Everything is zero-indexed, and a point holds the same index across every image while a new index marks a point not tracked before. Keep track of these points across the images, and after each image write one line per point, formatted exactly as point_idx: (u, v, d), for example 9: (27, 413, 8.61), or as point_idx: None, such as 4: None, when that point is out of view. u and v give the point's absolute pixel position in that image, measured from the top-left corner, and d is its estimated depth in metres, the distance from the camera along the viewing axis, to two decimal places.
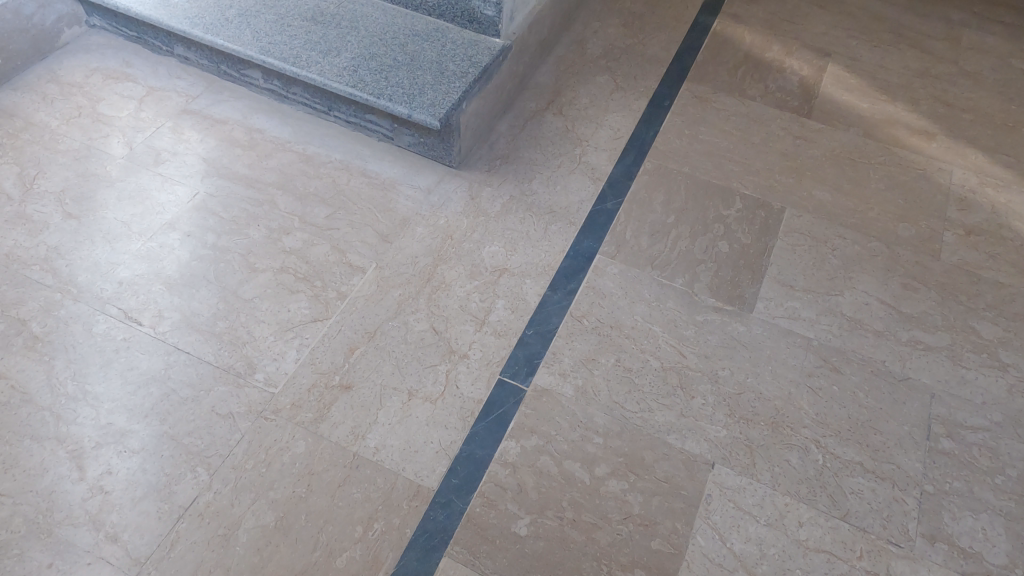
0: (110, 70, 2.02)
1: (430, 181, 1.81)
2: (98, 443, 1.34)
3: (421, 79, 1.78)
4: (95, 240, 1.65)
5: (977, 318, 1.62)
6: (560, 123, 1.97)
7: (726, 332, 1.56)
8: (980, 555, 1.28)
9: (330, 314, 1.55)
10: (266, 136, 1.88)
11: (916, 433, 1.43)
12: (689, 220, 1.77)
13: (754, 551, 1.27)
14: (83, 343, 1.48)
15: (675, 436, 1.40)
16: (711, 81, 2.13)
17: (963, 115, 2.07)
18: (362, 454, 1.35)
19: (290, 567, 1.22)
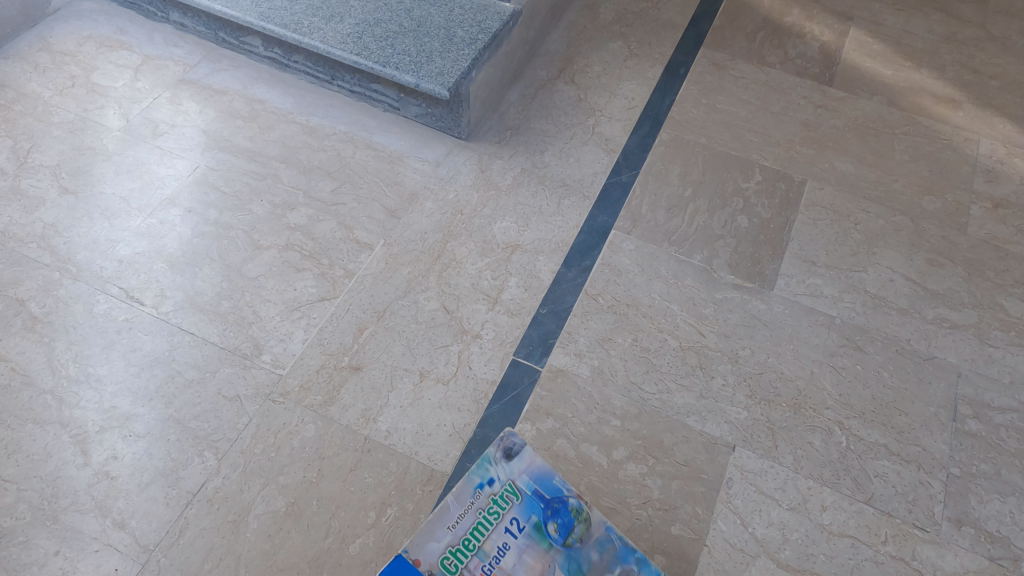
0: (104, 38, 1.94)
1: (438, 154, 1.74)
2: (102, 428, 1.31)
3: (428, 46, 1.71)
4: (93, 216, 1.59)
5: (1005, 295, 1.56)
6: (572, 92, 1.90)
7: (746, 310, 1.51)
8: (1007, 539, 1.25)
9: (338, 293, 1.50)
10: (268, 106, 1.81)
11: (942, 414, 1.39)
12: (707, 193, 1.71)
13: (776, 536, 1.24)
14: (85, 324, 1.43)
15: (694, 418, 1.37)
16: (729, 48, 2.04)
17: (991, 82, 1.98)
18: (373, 438, 1.32)
19: (302, 554, 1.19)
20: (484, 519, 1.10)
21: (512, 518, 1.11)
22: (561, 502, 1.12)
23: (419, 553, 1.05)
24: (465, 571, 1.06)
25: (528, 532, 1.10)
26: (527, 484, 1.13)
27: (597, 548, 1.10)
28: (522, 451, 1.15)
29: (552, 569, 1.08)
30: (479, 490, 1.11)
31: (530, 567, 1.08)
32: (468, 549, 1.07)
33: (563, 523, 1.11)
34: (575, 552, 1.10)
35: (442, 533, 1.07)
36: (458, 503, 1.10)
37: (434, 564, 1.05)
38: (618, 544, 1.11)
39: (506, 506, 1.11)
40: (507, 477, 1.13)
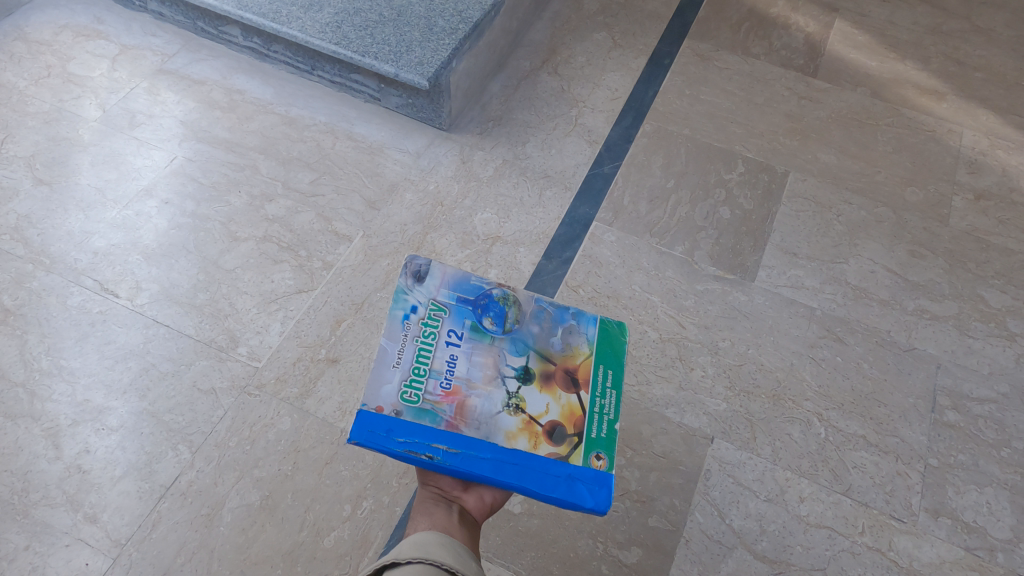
0: (81, 27, 1.92)
1: (419, 145, 1.73)
2: (74, 421, 1.29)
3: (408, 36, 1.70)
4: (68, 208, 1.57)
5: (985, 286, 1.56)
6: (555, 82, 1.88)
7: (726, 302, 1.51)
8: (983, 529, 1.25)
9: (316, 285, 1.48)
10: (247, 97, 1.79)
11: (921, 405, 1.39)
12: (690, 184, 1.70)
13: (753, 527, 1.24)
14: (58, 317, 1.41)
15: (673, 410, 1.36)
16: (714, 39, 2.03)
17: (975, 74, 1.98)
18: (350, 431, 1.31)
19: (276, 547, 1.18)
20: (424, 344, 0.93)
21: (448, 331, 0.95)
22: (486, 297, 0.98)
23: (378, 399, 0.88)
24: (428, 398, 0.89)
25: (468, 336, 0.95)
26: (449, 296, 0.97)
27: (534, 320, 0.98)
28: (431, 270, 0.99)
29: (503, 357, 0.94)
30: (407, 320, 0.94)
31: (484, 366, 0.93)
32: (421, 374, 0.91)
33: (496, 314, 0.97)
34: (517, 333, 0.96)
35: (390, 373, 0.90)
36: (392, 341, 0.93)
37: (397, 403, 0.88)
38: (552, 309, 0.99)
39: (438, 324, 0.95)
40: (428, 299, 0.96)
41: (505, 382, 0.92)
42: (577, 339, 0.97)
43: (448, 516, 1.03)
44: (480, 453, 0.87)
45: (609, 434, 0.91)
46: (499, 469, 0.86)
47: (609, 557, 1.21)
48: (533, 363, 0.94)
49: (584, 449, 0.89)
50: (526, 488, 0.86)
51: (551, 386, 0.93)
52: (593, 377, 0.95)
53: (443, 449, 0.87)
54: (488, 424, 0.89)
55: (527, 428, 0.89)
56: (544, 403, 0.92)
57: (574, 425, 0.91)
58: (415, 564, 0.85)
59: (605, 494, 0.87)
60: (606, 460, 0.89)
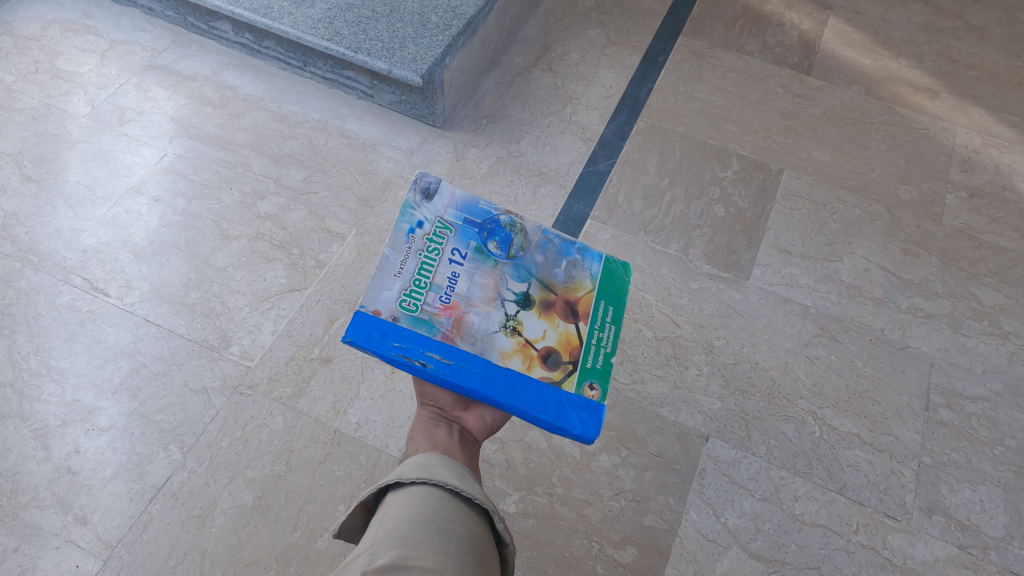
0: (69, 21, 1.89)
1: (413, 142, 1.72)
2: (64, 422, 1.28)
3: (402, 32, 1.68)
4: (57, 205, 1.55)
5: (979, 284, 1.57)
6: (549, 79, 1.87)
7: (721, 300, 1.51)
8: (976, 527, 1.26)
9: (308, 284, 1.47)
10: (238, 93, 1.77)
11: (915, 403, 1.39)
12: (684, 182, 1.70)
13: (748, 526, 1.24)
14: (46, 316, 1.40)
15: (668, 409, 1.36)
16: (708, 36, 2.03)
17: (968, 72, 1.98)
18: (343, 430, 1.30)
19: (269, 548, 1.17)
20: (427, 259, 0.94)
21: (452, 250, 0.95)
22: (493, 223, 0.98)
23: (377, 303, 0.90)
24: (426, 309, 0.91)
25: (472, 257, 0.96)
26: (456, 216, 0.97)
27: (539, 251, 0.98)
28: (440, 189, 0.98)
29: (504, 281, 0.95)
30: (412, 234, 0.94)
31: (485, 287, 0.94)
32: (422, 288, 0.92)
33: (502, 240, 0.97)
34: (521, 261, 0.97)
35: (390, 281, 0.91)
36: (395, 252, 0.93)
37: (395, 309, 0.90)
38: (558, 241, 0.99)
39: (443, 242, 0.95)
40: (434, 216, 0.96)
41: (503, 304, 0.93)
42: (582, 273, 0.97)
43: (448, 434, 0.98)
44: (472, 366, 0.88)
45: (605, 365, 0.92)
46: (490, 385, 0.87)
47: (605, 556, 1.21)
48: (534, 290, 0.95)
49: (578, 378, 0.90)
50: (517, 407, 0.87)
51: (550, 314, 0.94)
52: (594, 311, 0.95)
53: (436, 358, 0.88)
54: (483, 341, 0.90)
55: (522, 350, 0.91)
56: (540, 329, 0.92)
57: (570, 353, 0.92)
58: (419, 486, 0.80)
59: (595, 422, 0.88)
60: (599, 391, 0.90)
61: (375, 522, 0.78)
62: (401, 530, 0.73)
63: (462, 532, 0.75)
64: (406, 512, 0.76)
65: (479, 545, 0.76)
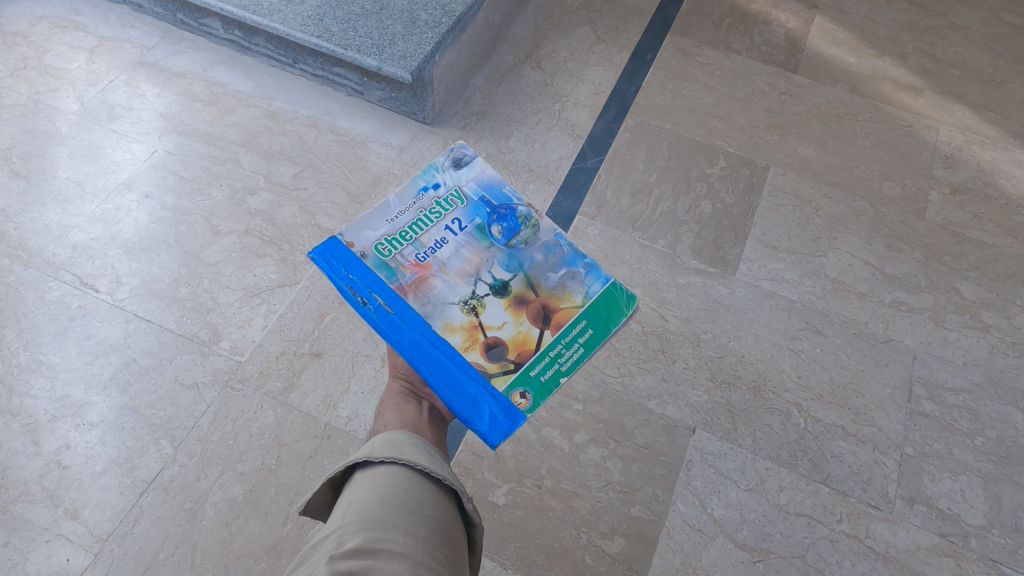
0: (57, 18, 1.89)
1: (402, 139, 1.72)
2: (54, 417, 1.28)
3: (391, 29, 1.69)
4: (45, 201, 1.55)
5: (960, 278, 1.59)
6: (538, 76, 1.88)
7: (708, 295, 1.52)
8: (957, 516, 1.28)
9: (299, 279, 1.48)
10: (228, 90, 1.77)
11: (898, 395, 1.41)
12: (672, 178, 1.72)
13: (734, 516, 1.26)
14: (36, 311, 1.40)
15: (655, 402, 1.37)
16: (696, 34, 2.04)
17: (951, 70, 2.01)
18: (334, 424, 1.31)
19: (260, 541, 1.18)
20: (425, 217, 1.11)
21: (454, 218, 1.11)
22: (507, 210, 1.12)
23: (355, 237, 1.08)
24: (398, 258, 1.06)
25: (469, 231, 1.10)
26: (473, 192, 1.14)
27: (541, 250, 1.08)
28: (471, 167, 1.16)
29: (490, 263, 1.06)
30: (424, 193, 1.13)
31: (467, 260, 1.06)
32: (404, 238, 1.08)
33: (507, 227, 1.11)
34: (517, 252, 1.08)
35: (380, 225, 1.09)
36: (401, 203, 1.12)
37: (368, 247, 1.07)
38: (565, 249, 1.08)
39: (448, 209, 1.12)
40: (454, 184, 1.15)
41: (476, 283, 1.05)
42: (575, 286, 1.05)
43: (417, 411, 1.02)
44: (410, 321, 1.01)
45: (550, 381, 0.99)
46: (416, 347, 0.99)
47: (592, 547, 1.22)
48: (514, 283, 1.05)
49: (512, 381, 0.98)
50: (430, 379, 0.98)
51: (518, 310, 1.03)
52: (569, 326, 1.02)
53: (380, 301, 1.02)
54: (433, 305, 1.02)
55: (469, 330, 1.00)
56: (501, 319, 1.01)
57: (517, 353, 0.99)
58: (388, 466, 0.82)
59: (503, 426, 0.95)
60: (529, 401, 0.97)
61: (345, 501, 0.79)
62: (368, 512, 0.75)
63: (430, 513, 0.78)
64: (375, 493, 0.78)
65: (447, 525, 0.79)
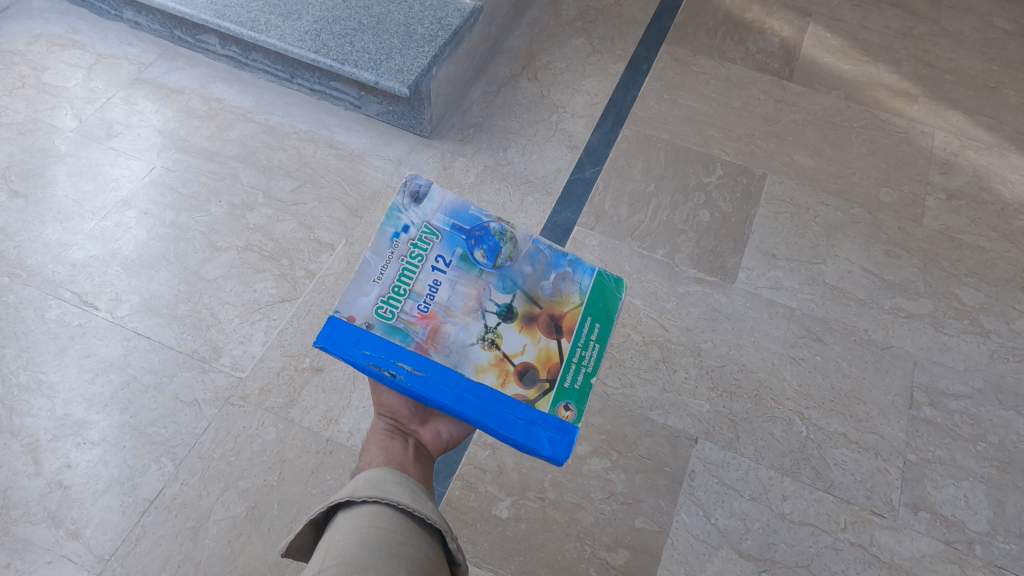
0: (55, 36, 1.89)
1: (400, 152, 1.73)
2: (55, 436, 1.28)
3: (388, 43, 1.70)
4: (45, 220, 1.55)
5: (958, 283, 1.60)
6: (535, 88, 1.89)
7: (708, 303, 1.53)
8: (961, 523, 1.28)
9: (299, 294, 1.48)
10: (226, 105, 1.78)
11: (899, 402, 1.41)
12: (670, 187, 1.72)
13: (738, 526, 1.26)
14: (36, 330, 1.40)
15: (657, 412, 1.37)
16: (691, 44, 2.06)
17: (945, 76, 2.02)
18: (336, 440, 1.31)
19: (263, 559, 1.18)
20: (408, 266, 0.89)
21: (436, 256, 0.90)
22: (483, 229, 0.92)
23: (351, 309, 0.87)
24: (402, 317, 0.87)
25: (456, 265, 0.90)
26: (443, 222, 0.91)
27: (528, 261, 0.92)
28: (431, 192, 0.92)
29: (488, 292, 0.90)
30: (396, 238, 0.90)
31: (467, 297, 0.90)
32: (400, 295, 0.88)
33: (490, 249, 0.92)
34: (507, 270, 0.91)
35: (367, 287, 0.88)
36: (376, 256, 0.89)
37: (370, 316, 0.87)
38: (551, 252, 0.92)
39: (427, 248, 0.90)
40: (421, 221, 0.91)
41: (484, 316, 0.89)
42: (570, 287, 0.91)
43: (403, 448, 0.96)
44: (444, 379, 0.86)
45: (584, 387, 0.89)
46: (460, 400, 0.85)
47: (596, 560, 1.22)
48: (517, 304, 0.89)
49: (553, 397, 0.87)
50: (485, 423, 0.85)
51: (532, 329, 0.89)
52: (580, 327, 0.91)
53: (406, 368, 0.85)
54: (458, 354, 0.87)
55: (498, 365, 0.87)
56: (520, 344, 0.88)
57: (548, 370, 0.88)
58: (371, 505, 0.77)
59: (566, 444, 0.85)
60: (574, 412, 0.87)
61: (325, 544, 0.73)
62: (350, 554, 0.69)
63: (413, 554, 0.72)
64: (357, 535, 0.72)
65: (431, 568, 0.73)
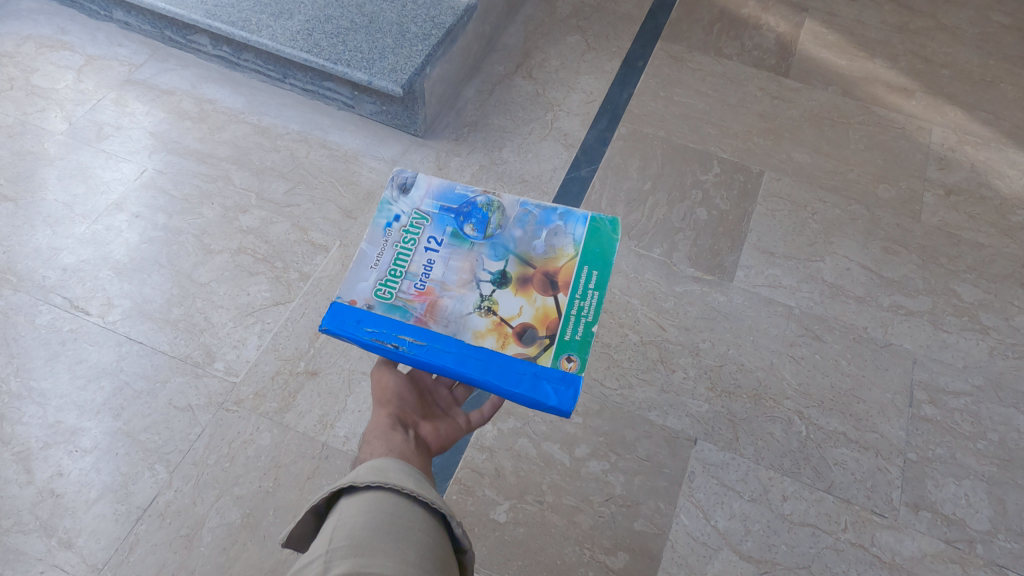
0: (44, 38, 1.87)
1: (394, 152, 1.71)
2: (46, 444, 1.26)
3: (381, 42, 1.68)
4: (35, 224, 1.53)
5: (957, 280, 1.59)
6: (530, 86, 1.88)
7: (706, 303, 1.52)
8: (962, 522, 1.27)
9: (293, 297, 1.46)
10: (218, 106, 1.76)
11: (899, 400, 1.40)
12: (667, 186, 1.71)
13: (738, 528, 1.25)
14: (27, 337, 1.38)
15: (656, 413, 1.36)
16: (686, 40, 2.04)
17: (942, 71, 2.01)
18: (332, 444, 1.29)
19: (259, 566, 1.17)
20: (403, 249, 0.95)
21: (429, 237, 0.96)
22: (469, 206, 0.98)
23: (352, 294, 0.91)
24: (401, 296, 0.91)
25: (448, 243, 0.96)
26: (432, 207, 0.99)
27: (517, 227, 0.96)
28: (417, 182, 1.00)
29: (481, 262, 0.94)
30: (388, 227, 0.97)
31: (461, 269, 0.94)
32: (397, 276, 0.93)
33: (478, 223, 0.97)
34: (498, 239, 0.96)
35: (366, 273, 0.93)
36: (372, 245, 0.96)
37: (370, 298, 0.91)
38: (537, 212, 0.97)
39: (419, 231, 0.96)
40: (411, 209, 0.98)
41: (480, 285, 0.92)
42: (562, 242, 0.95)
43: (404, 439, 0.94)
44: (446, 345, 0.88)
45: (586, 336, 0.89)
46: (462, 362, 0.86)
47: (596, 563, 1.21)
48: (511, 268, 0.93)
49: (555, 351, 0.87)
50: (488, 382, 0.85)
51: (528, 289, 0.92)
52: (576, 280, 0.92)
53: (408, 340, 0.88)
54: (457, 321, 0.89)
55: (498, 329, 0.89)
56: (518, 305, 0.90)
57: (547, 327, 0.89)
58: (374, 491, 0.75)
59: (571, 395, 0.85)
60: (578, 362, 0.87)
61: (328, 531, 0.72)
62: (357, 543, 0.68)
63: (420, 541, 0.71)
64: (363, 522, 0.70)
65: (438, 554, 0.72)
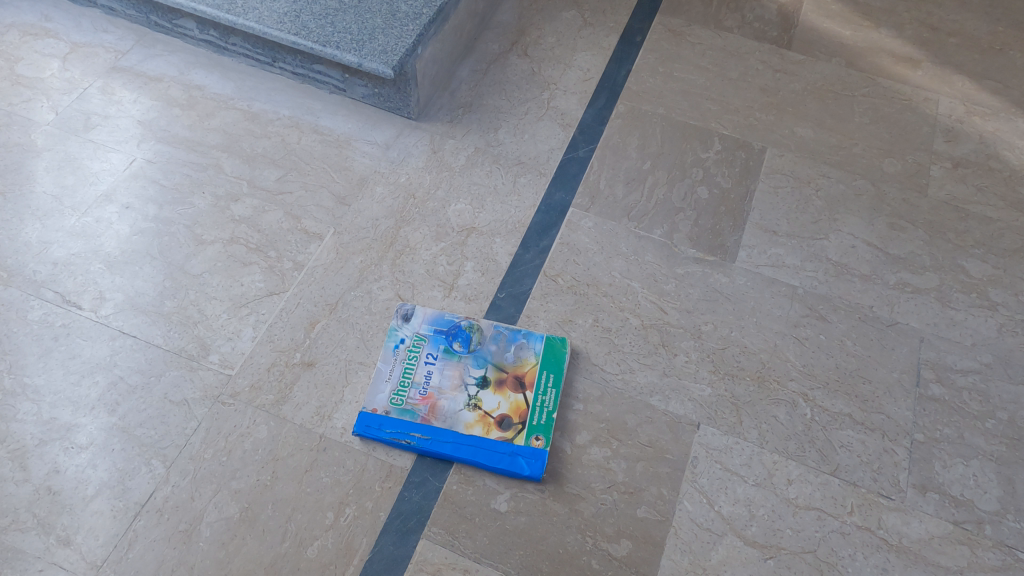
0: (27, 25, 1.83)
1: (387, 136, 1.68)
2: (42, 441, 1.25)
3: (370, 22, 1.64)
4: (24, 217, 1.51)
5: (966, 256, 1.55)
6: (525, 65, 1.83)
7: (707, 284, 1.49)
8: (970, 503, 1.25)
9: (287, 287, 1.44)
10: (206, 93, 1.72)
11: (906, 380, 1.38)
12: (666, 165, 1.67)
13: (742, 513, 1.23)
14: (19, 333, 1.36)
15: (658, 398, 1.34)
16: (686, 13, 1.98)
17: (949, 39, 1.95)
18: (329, 436, 1.28)
19: (258, 560, 1.16)
20: (408, 365, 1.35)
21: (427, 353, 1.36)
22: (457, 327, 1.40)
23: (374, 403, 1.30)
24: (409, 400, 1.31)
25: (442, 357, 1.36)
26: (428, 328, 1.39)
27: (493, 341, 1.38)
28: (415, 312, 1.41)
29: (467, 369, 1.35)
30: (396, 348, 1.36)
31: (451, 376, 1.34)
32: (406, 387, 1.32)
33: (463, 339, 1.38)
34: (479, 351, 1.37)
35: (383, 386, 1.32)
36: (385, 363, 1.35)
37: (387, 405, 1.30)
38: (507, 332, 1.39)
39: (419, 349, 1.37)
40: (412, 332, 1.39)
41: (467, 388, 1.33)
42: (526, 352, 1.36)
43: None
44: (444, 437, 1.27)
45: (548, 421, 1.29)
46: (458, 448, 1.26)
47: (599, 551, 1.19)
48: (489, 373, 1.34)
49: (527, 433, 1.28)
50: (479, 461, 1.25)
51: (503, 389, 1.33)
52: (538, 380, 1.33)
53: (418, 436, 1.27)
54: (452, 418, 1.29)
55: (482, 420, 1.29)
56: (496, 401, 1.31)
57: (519, 416, 1.30)
58: None
59: (539, 464, 1.25)
60: (543, 440, 1.27)
61: None
62: None
63: None
64: None
65: None
